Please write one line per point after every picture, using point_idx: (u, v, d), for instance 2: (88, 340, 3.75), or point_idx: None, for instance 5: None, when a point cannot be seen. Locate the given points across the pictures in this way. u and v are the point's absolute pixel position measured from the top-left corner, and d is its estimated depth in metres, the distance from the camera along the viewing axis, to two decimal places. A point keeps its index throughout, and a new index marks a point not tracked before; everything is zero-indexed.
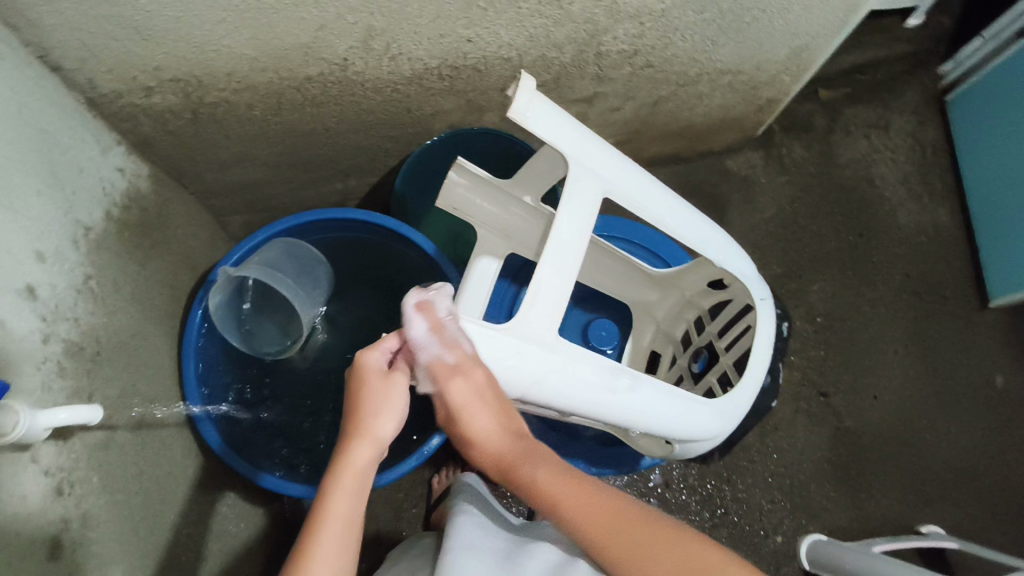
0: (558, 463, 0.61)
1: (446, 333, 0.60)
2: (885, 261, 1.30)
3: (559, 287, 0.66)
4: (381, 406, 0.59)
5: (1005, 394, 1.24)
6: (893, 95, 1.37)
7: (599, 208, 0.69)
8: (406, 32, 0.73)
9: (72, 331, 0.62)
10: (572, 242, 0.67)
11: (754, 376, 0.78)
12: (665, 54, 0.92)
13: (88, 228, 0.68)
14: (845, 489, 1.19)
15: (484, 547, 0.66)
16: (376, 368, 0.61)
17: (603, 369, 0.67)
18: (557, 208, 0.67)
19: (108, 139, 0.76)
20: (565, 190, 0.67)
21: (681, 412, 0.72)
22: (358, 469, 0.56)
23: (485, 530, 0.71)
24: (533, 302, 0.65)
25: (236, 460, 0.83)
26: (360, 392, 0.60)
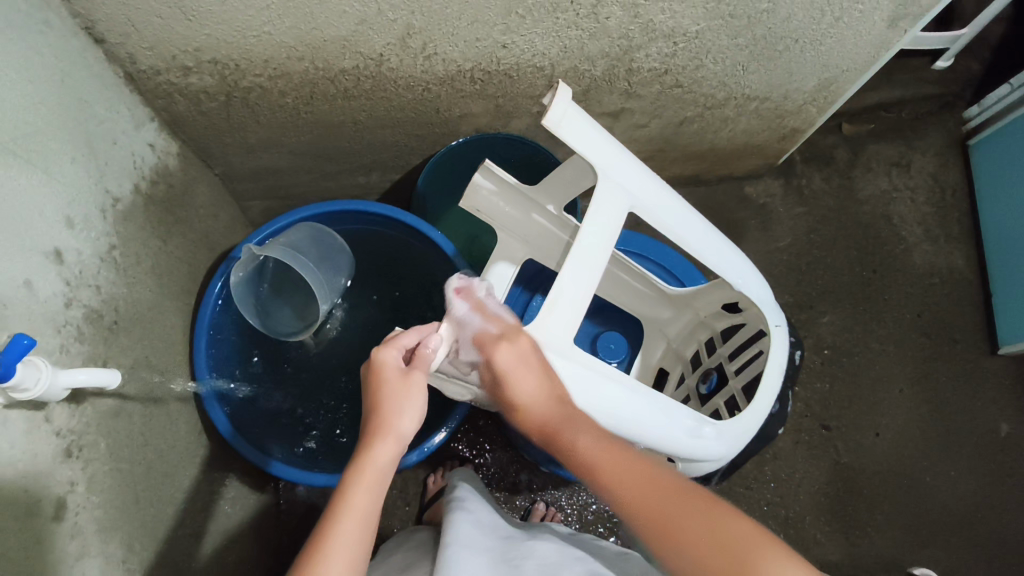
0: (606, 435, 0.61)
1: (487, 310, 0.66)
2: (897, 299, 1.30)
3: (578, 298, 0.66)
4: (405, 402, 0.59)
5: (1009, 442, 1.23)
6: (917, 135, 1.37)
7: (624, 221, 0.70)
8: (443, 33, 0.74)
9: (93, 298, 0.63)
10: (595, 253, 0.68)
11: (763, 404, 0.77)
12: (695, 75, 0.93)
13: (116, 199, 0.69)
14: (840, 525, 1.19)
15: (481, 547, 0.66)
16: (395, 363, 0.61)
17: (617, 381, 0.67)
18: (583, 219, 0.68)
19: (143, 114, 0.77)
20: (592, 201, 0.68)
21: (690, 431, 0.72)
22: (380, 466, 0.56)
23: (482, 529, 0.72)
24: (552, 308, 0.66)
25: (234, 439, 0.83)
26: (379, 387, 0.59)
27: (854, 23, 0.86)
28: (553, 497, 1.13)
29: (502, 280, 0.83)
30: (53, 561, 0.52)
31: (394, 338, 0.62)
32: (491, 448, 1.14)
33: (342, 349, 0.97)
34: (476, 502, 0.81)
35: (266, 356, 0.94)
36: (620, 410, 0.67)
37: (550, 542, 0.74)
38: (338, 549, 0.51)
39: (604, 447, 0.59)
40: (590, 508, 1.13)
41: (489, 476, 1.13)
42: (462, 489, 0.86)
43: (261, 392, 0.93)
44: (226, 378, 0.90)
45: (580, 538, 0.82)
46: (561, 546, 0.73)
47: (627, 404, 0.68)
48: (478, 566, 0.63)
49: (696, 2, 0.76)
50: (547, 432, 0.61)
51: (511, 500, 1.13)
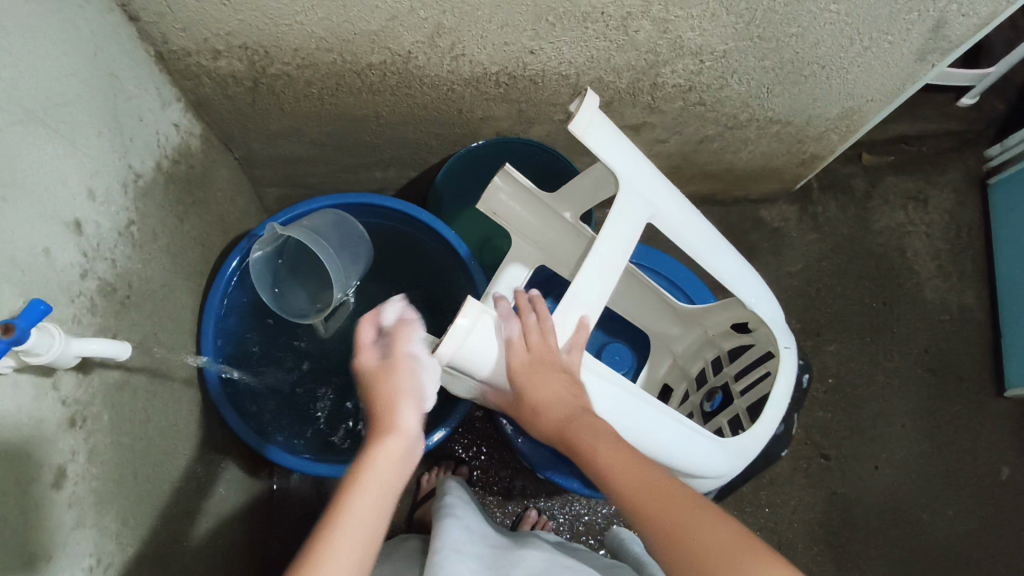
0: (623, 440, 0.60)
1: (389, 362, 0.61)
2: (905, 333, 1.29)
3: (591, 303, 0.67)
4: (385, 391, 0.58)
5: (1010, 485, 1.22)
6: (936, 170, 1.37)
7: (641, 232, 0.70)
8: (473, 35, 0.74)
9: (108, 270, 0.63)
10: (611, 261, 0.68)
11: (766, 424, 0.77)
12: (718, 94, 0.93)
13: (137, 174, 0.70)
14: (832, 556, 1.18)
15: (472, 553, 0.67)
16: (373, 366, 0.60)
17: (621, 387, 0.69)
18: (601, 227, 0.68)
19: (170, 94, 0.78)
20: (612, 209, 0.68)
21: (692, 447, 0.73)
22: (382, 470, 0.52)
23: (471, 536, 0.72)
24: (563, 314, 0.66)
25: (236, 421, 0.84)
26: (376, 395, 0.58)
27: (883, 54, 0.86)
28: (545, 505, 1.13)
29: (515, 282, 0.81)
30: (47, 527, 0.52)
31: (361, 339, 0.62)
32: (487, 451, 1.14)
33: (348, 340, 0.98)
34: (464, 507, 0.81)
35: (271, 341, 0.95)
36: (624, 417, 0.68)
37: (539, 551, 0.73)
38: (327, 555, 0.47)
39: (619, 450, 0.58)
40: (582, 519, 1.13)
41: (482, 479, 1.13)
42: (455, 495, 0.86)
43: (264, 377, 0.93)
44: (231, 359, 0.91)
45: (573, 549, 0.82)
46: (550, 556, 0.73)
47: (631, 411, 0.69)
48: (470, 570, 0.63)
49: (726, 21, 0.77)
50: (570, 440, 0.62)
51: (504, 506, 1.12)
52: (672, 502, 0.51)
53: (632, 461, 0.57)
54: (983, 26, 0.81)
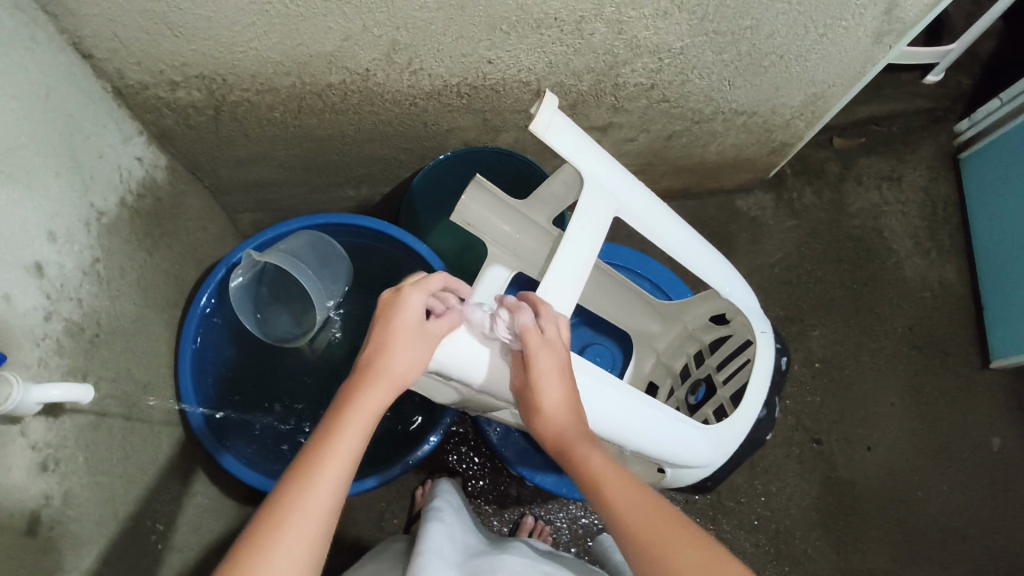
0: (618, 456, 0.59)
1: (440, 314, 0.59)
2: (887, 312, 1.30)
3: (566, 297, 0.65)
4: (407, 351, 0.56)
5: (1002, 456, 1.23)
6: (907, 148, 1.38)
7: (609, 226, 0.70)
8: (429, 49, 0.75)
9: (75, 311, 0.64)
10: (581, 257, 0.67)
11: (748, 410, 0.78)
12: (681, 90, 0.93)
13: (101, 212, 0.70)
14: (831, 540, 1.18)
15: (451, 558, 0.65)
16: (414, 316, 0.57)
17: (604, 379, 0.67)
18: (569, 223, 0.67)
19: (131, 128, 0.78)
20: (579, 205, 0.68)
21: (682, 440, 0.73)
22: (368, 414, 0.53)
23: (452, 543, 0.70)
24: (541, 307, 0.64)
25: (237, 465, 0.83)
26: (391, 336, 0.56)
27: (838, 40, 0.87)
28: (542, 510, 1.13)
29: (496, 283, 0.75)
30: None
31: (427, 283, 0.59)
32: (479, 461, 1.14)
33: (331, 361, 0.98)
34: (445, 514, 0.78)
35: (253, 368, 0.95)
36: (611, 412, 0.67)
37: (521, 558, 0.71)
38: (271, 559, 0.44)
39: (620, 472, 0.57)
40: (580, 522, 1.13)
41: (477, 489, 1.13)
42: (444, 501, 0.85)
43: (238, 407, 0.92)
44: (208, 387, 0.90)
45: (558, 555, 0.82)
46: (533, 563, 0.71)
47: (614, 403, 0.67)
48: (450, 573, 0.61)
49: (679, 18, 0.77)
50: (562, 446, 0.59)
51: (500, 514, 1.12)
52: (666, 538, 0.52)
53: (622, 483, 0.56)
54: (933, 6, 0.82)
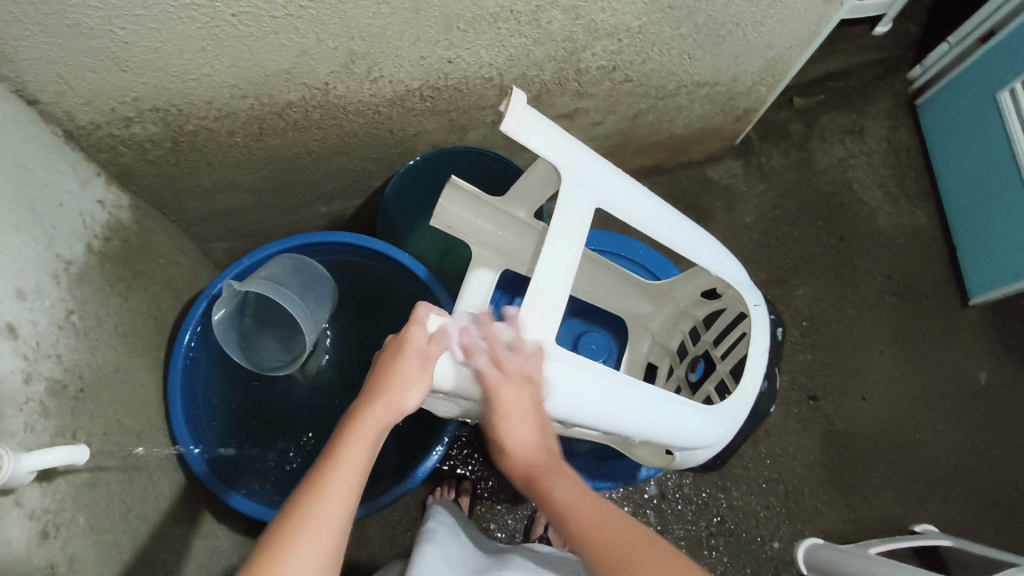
0: (581, 483, 0.63)
1: (428, 353, 0.59)
2: (866, 263, 1.32)
3: (556, 295, 0.64)
4: (408, 382, 0.58)
5: (990, 389, 1.26)
6: (865, 101, 1.40)
7: (592, 217, 0.69)
8: (387, 55, 0.73)
9: (54, 368, 0.62)
10: (567, 252, 0.66)
11: (750, 384, 0.78)
12: (643, 69, 0.93)
13: (68, 262, 0.67)
14: (838, 493, 1.20)
15: None
16: (413, 348, 0.59)
17: (616, 378, 0.67)
18: (551, 218, 0.66)
19: (87, 170, 0.74)
20: (558, 199, 0.67)
21: (687, 421, 0.73)
22: (372, 432, 0.56)
23: (450, 564, 0.71)
24: (531, 307, 0.63)
25: (247, 501, 0.82)
26: (392, 367, 0.59)
27: (790, 2, 0.87)
28: None
29: (481, 286, 0.74)
30: None
31: (417, 313, 0.61)
32: (486, 461, 1.14)
33: (325, 382, 0.96)
34: (448, 536, 0.79)
35: (245, 400, 0.93)
36: (613, 403, 0.66)
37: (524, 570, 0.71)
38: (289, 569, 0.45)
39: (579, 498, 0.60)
40: None
41: (487, 490, 1.13)
42: (436, 524, 0.83)
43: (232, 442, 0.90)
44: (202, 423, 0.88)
45: (565, 557, 0.81)
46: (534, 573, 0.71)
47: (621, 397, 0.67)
48: None
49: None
50: (531, 478, 0.64)
51: (513, 512, 1.12)
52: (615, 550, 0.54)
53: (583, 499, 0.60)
54: None
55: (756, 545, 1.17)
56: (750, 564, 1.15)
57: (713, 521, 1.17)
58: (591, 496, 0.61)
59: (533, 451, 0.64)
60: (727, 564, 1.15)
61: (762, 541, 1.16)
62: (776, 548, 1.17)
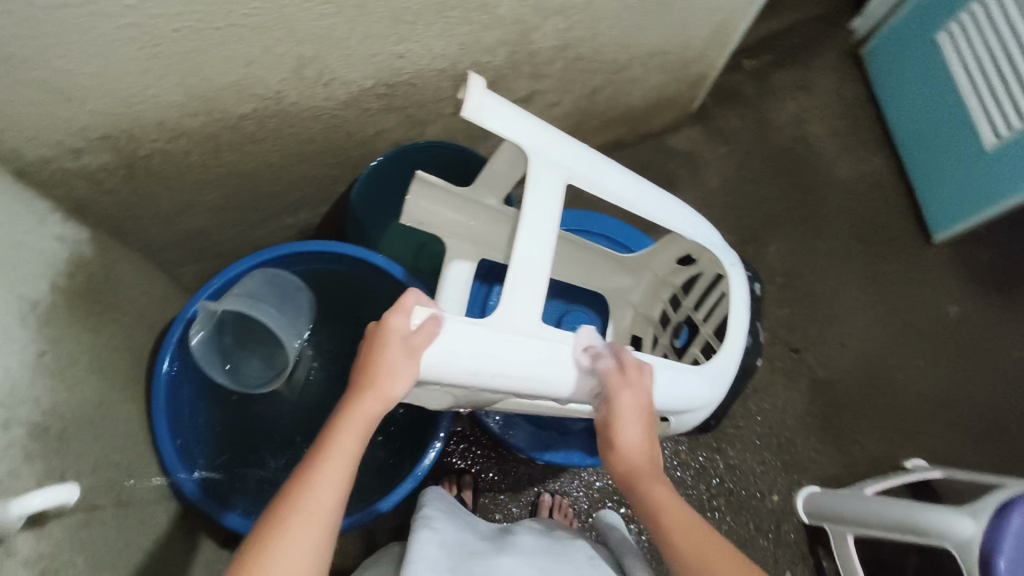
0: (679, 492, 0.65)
1: (412, 343, 0.56)
2: (830, 214, 1.35)
3: (535, 277, 0.65)
4: (392, 375, 0.55)
5: (961, 321, 1.30)
6: (812, 55, 1.43)
7: (564, 195, 0.69)
8: (337, 57, 0.72)
9: (34, 412, 0.60)
10: (542, 233, 0.66)
11: (735, 343, 0.80)
12: (594, 44, 0.94)
13: (34, 302, 0.65)
14: (829, 439, 1.23)
15: (442, 564, 0.65)
16: (394, 339, 0.56)
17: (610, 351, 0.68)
18: (522, 201, 0.66)
19: (43, 208, 0.70)
20: (528, 181, 0.67)
21: (680, 387, 0.74)
22: (359, 429, 0.55)
23: (446, 547, 0.70)
24: (513, 292, 0.64)
25: (244, 521, 0.80)
26: (376, 360, 0.56)
27: None
28: (558, 485, 1.14)
29: (460, 280, 0.77)
30: None
31: (401, 300, 0.57)
32: (484, 453, 1.14)
33: (314, 394, 0.96)
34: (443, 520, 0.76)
35: (234, 422, 0.92)
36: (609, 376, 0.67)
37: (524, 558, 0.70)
38: (274, 565, 0.47)
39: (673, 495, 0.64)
40: (595, 486, 1.14)
41: (489, 481, 1.13)
42: (435, 508, 0.81)
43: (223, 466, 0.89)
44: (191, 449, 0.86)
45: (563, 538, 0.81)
46: (531, 560, 0.70)
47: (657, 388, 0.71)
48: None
49: None
50: (632, 478, 0.65)
51: (517, 499, 1.12)
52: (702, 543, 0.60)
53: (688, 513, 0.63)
54: None
55: (756, 500, 1.19)
56: (752, 520, 1.18)
57: (713, 482, 1.19)
58: (690, 511, 0.63)
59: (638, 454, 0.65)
60: (731, 523, 1.17)
61: (762, 496, 1.19)
62: (776, 501, 1.19)
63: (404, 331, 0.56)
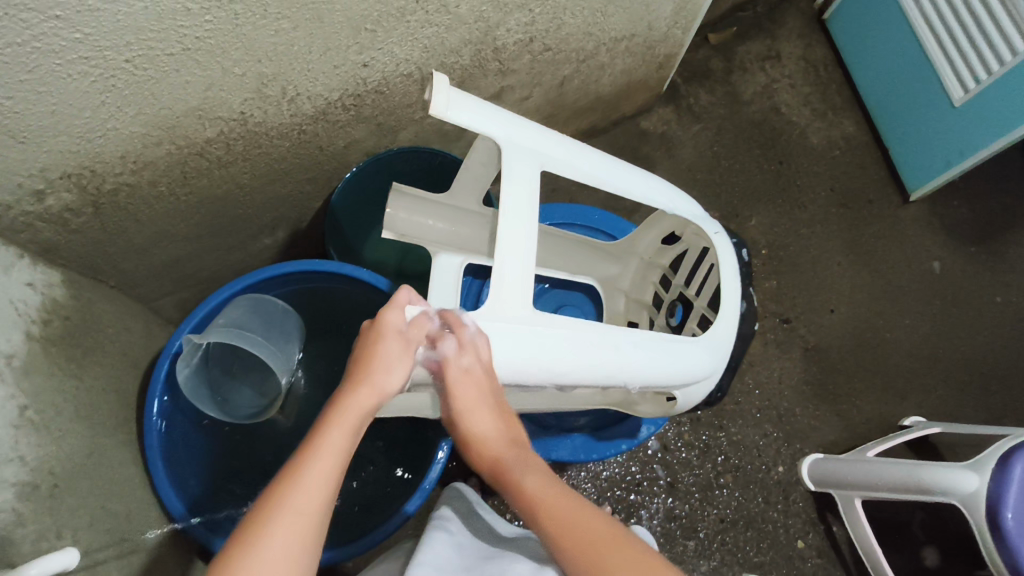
0: (548, 473, 0.62)
1: (411, 338, 0.57)
2: (808, 181, 1.35)
3: (523, 267, 0.63)
4: (391, 365, 0.55)
5: (944, 276, 1.31)
6: (776, 25, 1.43)
7: (541, 181, 0.67)
8: (299, 72, 0.70)
9: (21, 471, 0.58)
10: (524, 221, 0.64)
11: (731, 309, 0.79)
12: (560, 34, 0.92)
13: (10, 355, 0.62)
14: (827, 406, 1.24)
15: (453, 565, 0.63)
16: (390, 330, 0.56)
17: (616, 333, 0.68)
18: (500, 191, 0.64)
19: (9, 255, 0.68)
20: (503, 170, 0.65)
21: (684, 361, 0.74)
22: (353, 417, 0.54)
23: (460, 548, 0.68)
24: (501, 284, 0.62)
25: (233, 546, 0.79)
26: (371, 350, 0.56)
27: None
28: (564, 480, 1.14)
29: (450, 273, 0.72)
30: None
31: (396, 298, 0.58)
32: None
33: (310, 414, 0.94)
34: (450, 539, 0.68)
35: (228, 452, 0.90)
36: (618, 357, 0.67)
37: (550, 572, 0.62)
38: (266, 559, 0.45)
39: (546, 484, 0.60)
40: (603, 476, 1.16)
41: None
42: (450, 508, 0.80)
43: (223, 497, 0.87)
44: (187, 479, 0.84)
45: None
46: (546, 559, 0.68)
47: (603, 347, 0.67)
48: None
49: None
50: (497, 468, 0.63)
51: None
52: (603, 555, 0.55)
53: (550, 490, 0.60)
54: None
55: (763, 473, 1.19)
56: (761, 493, 1.18)
57: (719, 460, 1.19)
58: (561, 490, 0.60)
59: (493, 438, 0.63)
60: (740, 499, 1.17)
61: (768, 468, 1.19)
62: (781, 472, 1.20)
63: (399, 323, 0.57)
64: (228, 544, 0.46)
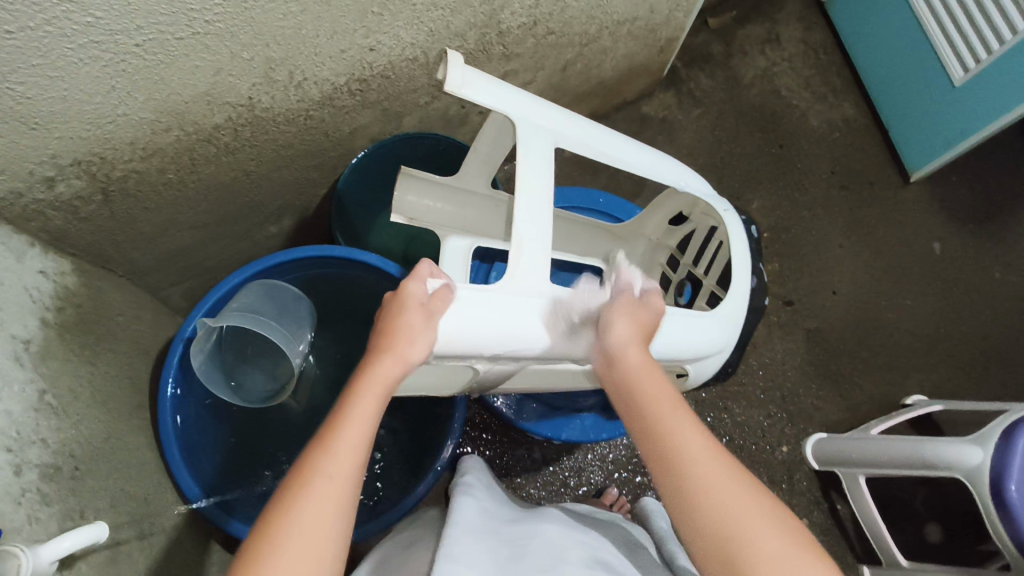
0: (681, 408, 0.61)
1: (430, 308, 0.56)
2: (809, 164, 1.36)
3: (540, 242, 0.63)
4: (414, 334, 0.56)
5: (945, 256, 1.32)
6: (775, 8, 1.43)
7: (555, 159, 0.67)
8: (306, 56, 0.70)
9: (43, 454, 0.59)
10: (540, 197, 0.64)
11: (743, 284, 0.80)
12: (563, 18, 0.92)
13: (27, 341, 0.63)
14: (830, 386, 1.25)
15: (485, 531, 0.61)
16: (412, 301, 0.57)
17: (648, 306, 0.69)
18: (516, 169, 0.64)
19: (21, 243, 0.68)
20: (518, 148, 0.65)
21: (698, 335, 0.75)
22: (379, 385, 0.55)
23: (487, 514, 0.66)
24: (518, 260, 0.62)
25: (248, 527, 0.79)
26: (394, 322, 0.57)
27: None
28: (570, 463, 1.15)
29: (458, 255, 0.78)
30: None
31: (417, 270, 0.59)
32: (495, 440, 1.14)
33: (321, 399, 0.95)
34: (478, 506, 0.67)
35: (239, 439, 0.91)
36: None
37: (572, 556, 0.60)
38: (302, 524, 0.46)
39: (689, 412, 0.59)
40: (610, 458, 1.15)
41: (504, 464, 1.13)
42: (472, 474, 0.80)
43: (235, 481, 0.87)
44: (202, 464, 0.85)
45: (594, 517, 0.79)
46: (571, 529, 0.67)
47: None
48: (481, 548, 0.57)
49: None
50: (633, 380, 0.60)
51: (534, 480, 1.13)
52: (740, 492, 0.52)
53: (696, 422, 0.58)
54: None
55: (767, 453, 1.21)
56: (765, 473, 1.19)
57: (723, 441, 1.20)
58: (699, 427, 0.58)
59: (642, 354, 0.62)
60: None
61: (772, 448, 1.21)
62: (785, 452, 1.21)
63: (418, 292, 0.57)
64: (268, 513, 0.47)
